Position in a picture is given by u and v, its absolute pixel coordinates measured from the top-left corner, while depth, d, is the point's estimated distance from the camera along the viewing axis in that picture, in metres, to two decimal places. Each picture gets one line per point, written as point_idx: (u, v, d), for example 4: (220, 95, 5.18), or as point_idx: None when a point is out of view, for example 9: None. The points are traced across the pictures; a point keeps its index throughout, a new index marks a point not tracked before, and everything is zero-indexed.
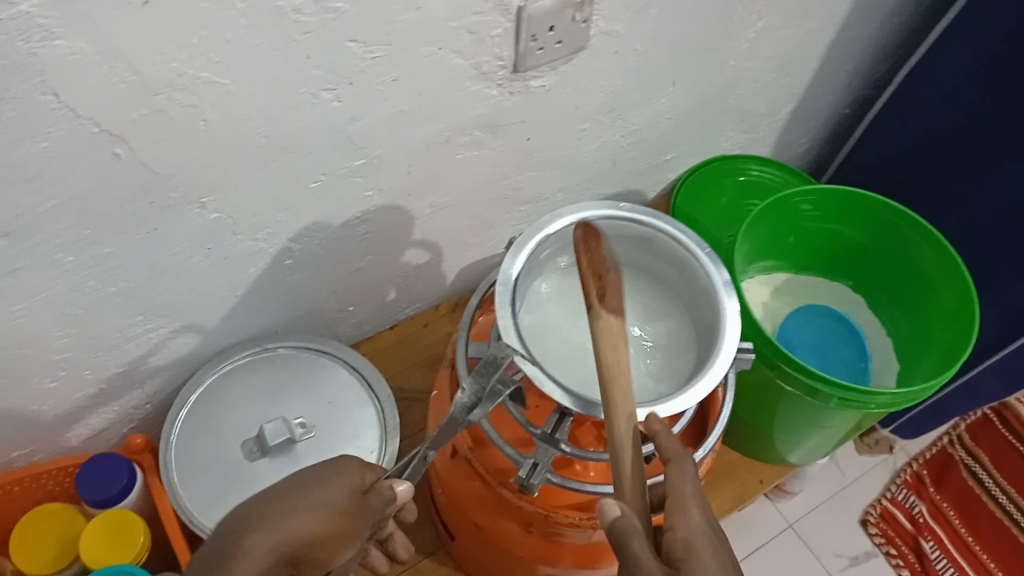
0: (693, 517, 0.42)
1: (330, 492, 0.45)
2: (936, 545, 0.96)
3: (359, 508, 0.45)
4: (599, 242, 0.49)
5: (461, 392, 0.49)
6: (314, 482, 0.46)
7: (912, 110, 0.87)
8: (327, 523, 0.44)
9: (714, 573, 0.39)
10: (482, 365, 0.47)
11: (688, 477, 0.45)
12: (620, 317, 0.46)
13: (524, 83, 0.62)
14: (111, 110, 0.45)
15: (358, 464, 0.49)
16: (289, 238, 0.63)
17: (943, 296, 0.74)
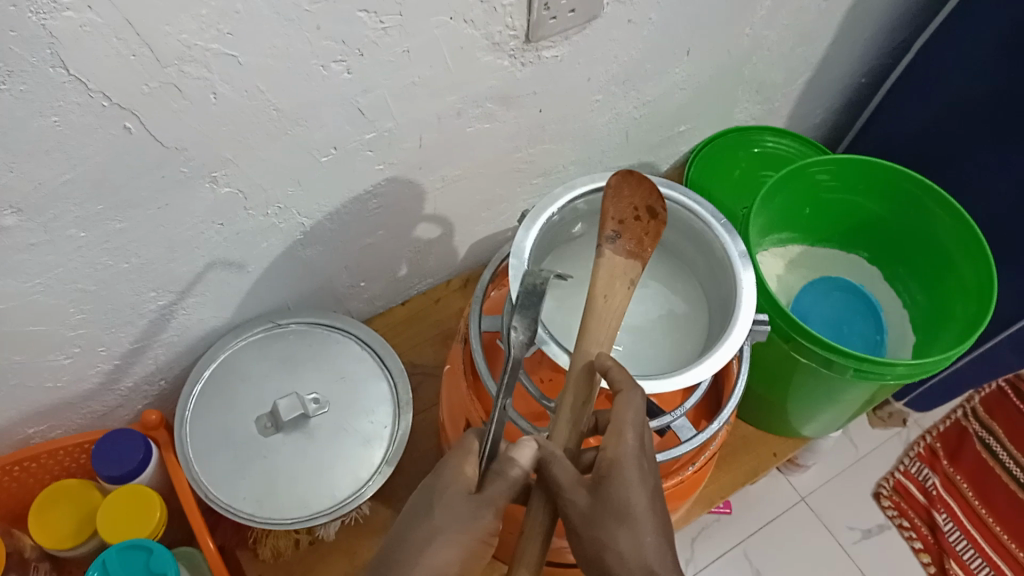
0: (627, 441, 0.44)
1: (446, 517, 0.41)
2: (949, 518, 0.96)
3: (481, 508, 0.42)
4: (629, 187, 0.52)
5: (513, 332, 0.45)
6: (425, 513, 0.42)
7: (930, 78, 0.86)
8: (465, 538, 0.41)
9: (629, 496, 0.42)
10: (520, 300, 0.46)
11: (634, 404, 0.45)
12: (624, 257, 0.50)
13: (536, 54, 0.61)
14: (121, 84, 0.45)
15: (454, 459, 0.44)
16: (301, 213, 0.63)
17: (961, 267, 0.73)
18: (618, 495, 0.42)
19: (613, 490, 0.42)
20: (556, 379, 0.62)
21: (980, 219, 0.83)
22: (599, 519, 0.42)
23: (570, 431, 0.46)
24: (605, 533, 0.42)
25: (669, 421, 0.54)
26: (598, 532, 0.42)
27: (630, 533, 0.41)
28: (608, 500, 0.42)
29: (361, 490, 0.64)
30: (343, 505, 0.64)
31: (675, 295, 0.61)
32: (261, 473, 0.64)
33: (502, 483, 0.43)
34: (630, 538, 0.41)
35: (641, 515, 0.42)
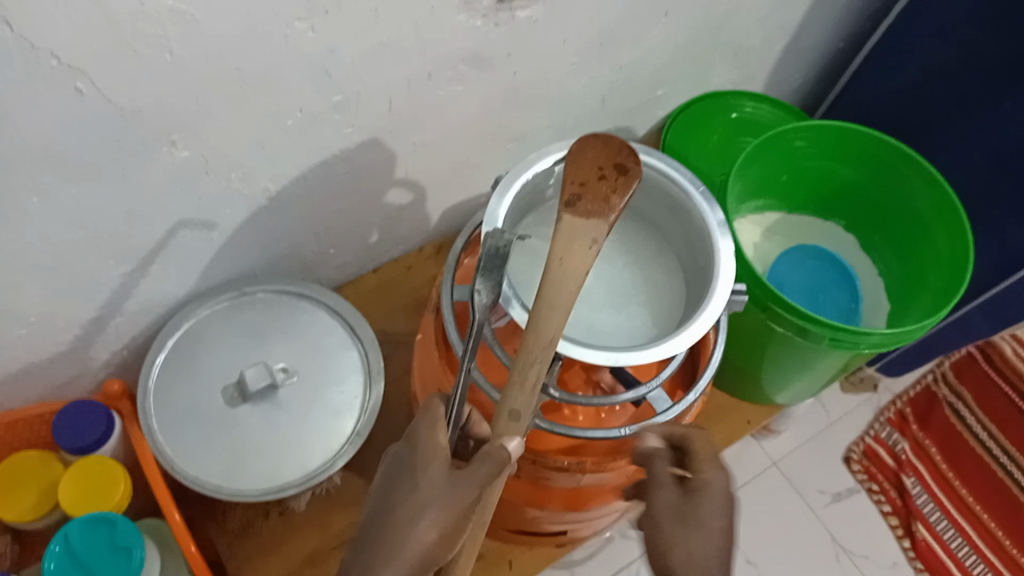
0: (714, 471, 0.47)
1: (429, 490, 0.42)
2: (917, 482, 0.98)
3: (461, 484, 0.42)
4: (596, 144, 0.46)
5: (476, 294, 0.44)
6: (407, 488, 0.43)
7: (910, 43, 0.84)
8: (449, 513, 0.41)
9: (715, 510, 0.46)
10: (483, 262, 0.44)
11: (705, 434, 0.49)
12: (586, 219, 0.44)
13: (510, 14, 0.59)
14: (70, 42, 0.42)
15: (429, 430, 0.44)
16: (266, 178, 0.61)
17: (938, 236, 0.72)
18: (699, 502, 0.46)
19: (694, 497, 0.46)
20: None
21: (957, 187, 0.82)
22: (676, 517, 0.46)
23: (524, 397, 0.44)
24: (679, 529, 0.45)
25: (645, 393, 0.53)
26: (675, 527, 0.45)
27: (699, 534, 0.45)
28: (689, 504, 0.46)
29: (332, 461, 0.64)
30: (313, 477, 0.63)
31: (655, 266, 0.60)
32: (228, 444, 0.63)
33: (487, 464, 0.42)
34: (698, 538, 0.44)
35: (716, 526, 0.45)
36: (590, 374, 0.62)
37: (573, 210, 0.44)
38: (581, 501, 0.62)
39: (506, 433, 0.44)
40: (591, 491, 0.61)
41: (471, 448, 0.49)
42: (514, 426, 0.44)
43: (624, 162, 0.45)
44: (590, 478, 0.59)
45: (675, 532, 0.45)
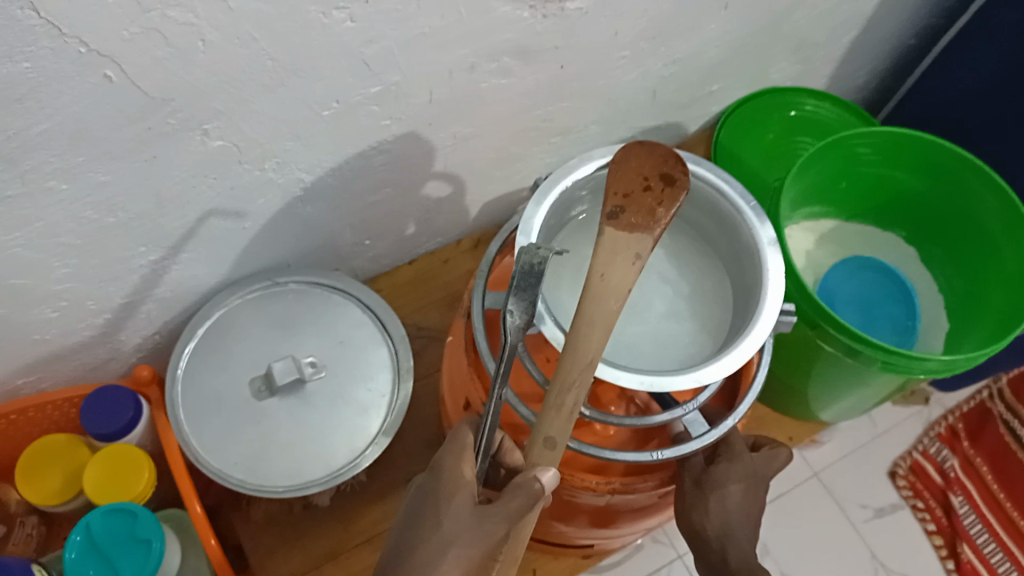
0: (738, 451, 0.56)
1: (453, 526, 0.41)
2: (966, 501, 0.92)
3: (489, 521, 0.41)
4: (639, 151, 0.43)
5: (509, 315, 0.42)
6: (430, 523, 0.42)
7: (988, 42, 0.79)
8: (475, 551, 0.41)
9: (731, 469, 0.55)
10: (517, 279, 0.42)
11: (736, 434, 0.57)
12: (629, 232, 0.41)
13: (559, 6, 0.56)
14: (98, 28, 0.41)
15: (454, 462, 0.44)
16: (300, 168, 0.59)
17: (1007, 254, 0.68)
18: (723, 476, 0.54)
19: (717, 472, 0.54)
20: None
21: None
22: (704, 484, 0.54)
23: (559, 425, 0.42)
24: (706, 494, 0.53)
25: (680, 415, 0.51)
26: (700, 492, 0.54)
27: (719, 495, 0.53)
28: (719, 482, 0.54)
29: (357, 460, 0.63)
30: (338, 475, 0.62)
31: (699, 280, 0.57)
32: (254, 437, 0.63)
33: (520, 496, 0.41)
34: (721, 496, 0.53)
35: (738, 491, 0.54)
36: (624, 390, 0.60)
37: (615, 223, 0.41)
38: (609, 519, 0.60)
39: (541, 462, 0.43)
40: (619, 510, 0.59)
41: (502, 476, 0.50)
42: (549, 455, 0.43)
43: (670, 173, 0.42)
44: (617, 499, 0.57)
45: (703, 499, 0.53)
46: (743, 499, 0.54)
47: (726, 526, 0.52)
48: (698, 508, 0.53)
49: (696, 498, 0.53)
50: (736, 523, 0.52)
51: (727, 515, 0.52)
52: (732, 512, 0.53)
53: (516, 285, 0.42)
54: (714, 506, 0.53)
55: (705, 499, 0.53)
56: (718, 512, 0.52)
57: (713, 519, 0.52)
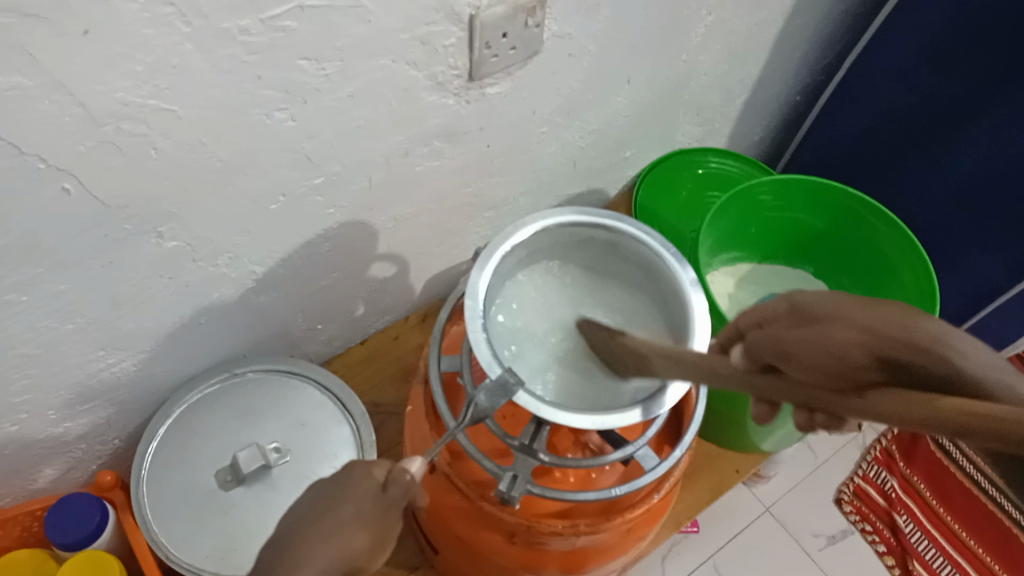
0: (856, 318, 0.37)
1: (353, 506, 0.42)
2: (909, 518, 1.06)
3: (387, 503, 0.43)
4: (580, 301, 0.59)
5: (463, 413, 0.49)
6: (334, 501, 0.42)
7: (866, 93, 0.90)
8: (364, 530, 0.41)
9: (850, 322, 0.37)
10: (489, 389, 0.48)
11: (847, 321, 0.37)
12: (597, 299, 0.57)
13: (479, 91, 0.62)
14: (55, 144, 0.43)
15: (364, 464, 0.45)
16: (252, 261, 0.62)
17: (905, 277, 0.76)
18: (810, 303, 0.41)
19: (791, 325, 0.41)
20: (518, 415, 0.62)
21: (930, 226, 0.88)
22: (848, 376, 0.36)
23: (744, 357, 0.43)
24: (851, 373, 0.35)
25: (632, 451, 0.55)
26: (928, 403, 0.31)
27: (844, 326, 0.37)
28: (802, 322, 0.40)
29: None
30: None
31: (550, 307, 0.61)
32: (221, 529, 0.63)
33: (397, 488, 0.43)
34: (830, 332, 0.37)
35: (858, 316, 0.37)
36: (578, 435, 0.60)
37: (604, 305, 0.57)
38: (579, 562, 0.61)
39: (883, 414, 0.33)
40: (588, 552, 0.60)
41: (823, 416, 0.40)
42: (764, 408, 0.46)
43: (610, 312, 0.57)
44: (586, 540, 0.58)
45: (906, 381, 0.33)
46: (949, 335, 0.33)
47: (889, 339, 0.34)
48: (912, 404, 0.31)
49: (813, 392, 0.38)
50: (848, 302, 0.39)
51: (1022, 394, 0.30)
52: (906, 337, 0.34)
53: (489, 386, 0.49)
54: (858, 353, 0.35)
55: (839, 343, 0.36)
56: (837, 342, 0.36)
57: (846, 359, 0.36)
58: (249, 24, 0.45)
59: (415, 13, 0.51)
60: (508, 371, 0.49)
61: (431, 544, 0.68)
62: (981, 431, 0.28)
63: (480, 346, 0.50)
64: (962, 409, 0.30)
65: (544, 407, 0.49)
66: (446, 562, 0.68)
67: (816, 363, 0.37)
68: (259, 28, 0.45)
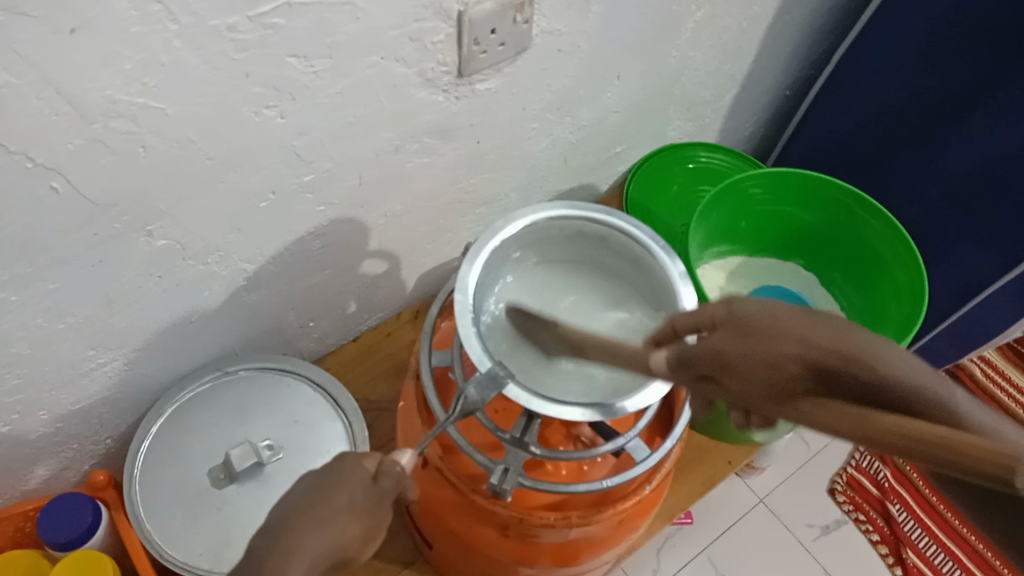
0: (787, 321, 0.37)
1: (346, 495, 0.42)
2: (902, 508, 1.07)
3: (379, 495, 0.43)
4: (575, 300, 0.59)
5: (454, 408, 0.49)
6: (326, 489, 0.42)
7: (855, 87, 0.90)
8: (356, 521, 0.42)
9: (777, 331, 0.37)
10: (481, 383, 0.48)
11: (773, 330, 0.37)
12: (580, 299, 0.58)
13: (470, 87, 0.62)
14: (43, 143, 0.43)
15: (356, 455, 0.45)
16: (243, 259, 0.62)
17: (894, 269, 0.76)
18: (750, 309, 0.39)
19: (722, 331, 0.39)
20: (510, 408, 0.62)
21: (920, 219, 0.88)
22: (779, 385, 0.36)
23: (675, 363, 0.42)
24: (786, 383, 0.36)
25: (623, 443, 0.55)
26: (862, 424, 0.33)
27: (769, 332, 0.37)
28: (739, 330, 0.38)
29: None
30: None
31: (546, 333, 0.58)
32: (215, 526, 0.63)
33: (390, 480, 0.43)
34: (764, 344, 0.36)
35: (791, 323, 0.37)
36: (570, 428, 0.60)
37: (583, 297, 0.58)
38: (571, 555, 0.61)
39: (820, 427, 0.34)
40: (580, 545, 0.60)
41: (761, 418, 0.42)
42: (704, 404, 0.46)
43: None
44: (578, 532, 0.58)
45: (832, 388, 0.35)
46: (877, 350, 0.35)
47: (822, 349, 0.35)
48: (849, 420, 0.33)
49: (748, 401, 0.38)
50: (778, 306, 0.38)
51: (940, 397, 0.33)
52: (840, 350, 0.35)
53: (480, 380, 0.49)
54: (792, 364, 0.35)
55: (767, 353, 0.36)
56: (772, 351, 0.36)
57: (775, 370, 0.36)
58: (238, 22, 0.45)
59: (404, 10, 0.52)
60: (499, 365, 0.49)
61: (425, 539, 0.68)
62: (918, 450, 0.31)
63: (470, 340, 0.50)
64: (898, 427, 0.32)
65: (534, 401, 0.49)
66: (440, 556, 0.68)
67: (750, 375, 0.37)
68: (248, 25, 0.45)
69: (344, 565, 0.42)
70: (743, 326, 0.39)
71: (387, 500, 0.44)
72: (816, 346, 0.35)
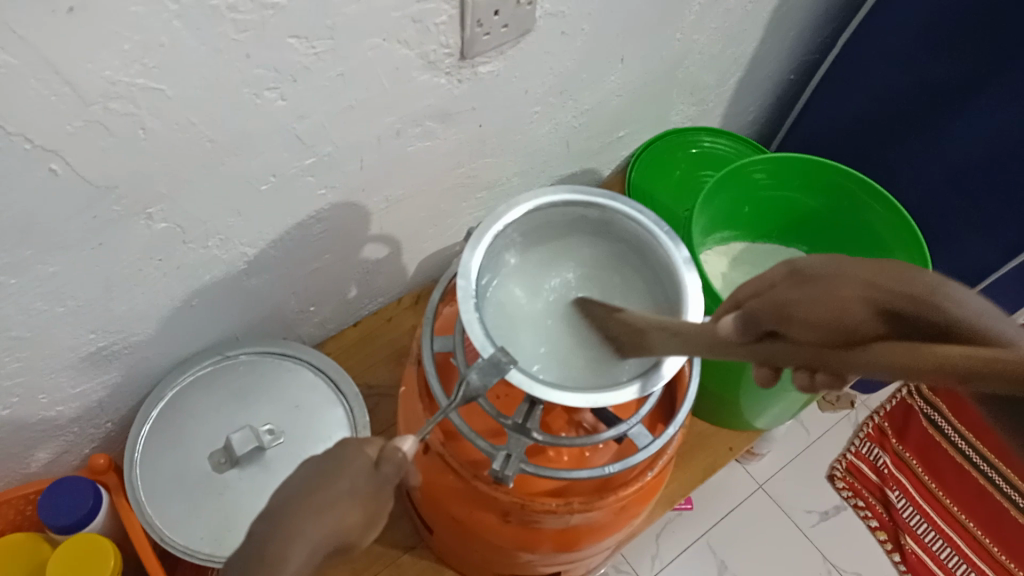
0: (852, 272, 0.37)
1: (347, 482, 0.42)
2: (902, 494, 1.07)
3: (381, 482, 0.43)
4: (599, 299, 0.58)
5: (457, 395, 0.49)
6: (327, 476, 0.42)
7: (860, 73, 0.90)
8: (358, 508, 0.42)
9: (843, 279, 0.37)
10: (484, 368, 0.48)
11: (838, 279, 0.37)
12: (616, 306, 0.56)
13: (472, 70, 0.62)
14: (42, 124, 0.43)
15: (357, 441, 0.45)
16: (243, 243, 0.62)
17: (898, 256, 0.76)
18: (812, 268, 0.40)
19: (785, 288, 0.40)
20: (512, 394, 0.62)
21: (923, 206, 0.88)
22: (840, 330, 0.36)
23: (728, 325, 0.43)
24: (848, 327, 0.35)
25: (626, 429, 0.55)
26: (931, 353, 0.31)
27: (834, 281, 0.37)
28: (806, 284, 0.39)
29: None
30: None
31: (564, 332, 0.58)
32: (216, 510, 0.63)
33: (391, 466, 0.43)
34: (831, 291, 0.37)
35: (857, 274, 0.37)
36: (572, 414, 0.60)
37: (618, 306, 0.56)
38: (573, 541, 0.61)
39: (882, 363, 0.33)
40: (582, 531, 0.60)
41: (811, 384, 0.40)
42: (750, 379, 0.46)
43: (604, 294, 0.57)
44: (580, 519, 0.58)
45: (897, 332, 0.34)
46: (947, 286, 0.34)
47: (886, 291, 0.35)
48: (912, 356, 0.32)
49: (809, 350, 0.38)
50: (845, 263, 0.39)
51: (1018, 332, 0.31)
52: (910, 290, 0.34)
53: (483, 365, 0.49)
54: (857, 305, 0.35)
55: (832, 292, 0.37)
56: (837, 294, 0.36)
57: (840, 310, 0.36)
58: (238, 2, 0.44)
59: None
60: (503, 351, 0.49)
61: (426, 524, 0.68)
62: (981, 372, 0.29)
63: (472, 326, 0.50)
64: (968, 353, 0.30)
65: (537, 388, 0.49)
66: (441, 541, 0.68)
67: (816, 323, 0.37)
68: (248, 5, 0.45)
69: (345, 552, 0.42)
70: (805, 281, 0.39)
71: (389, 487, 0.43)
72: (879, 286, 0.35)
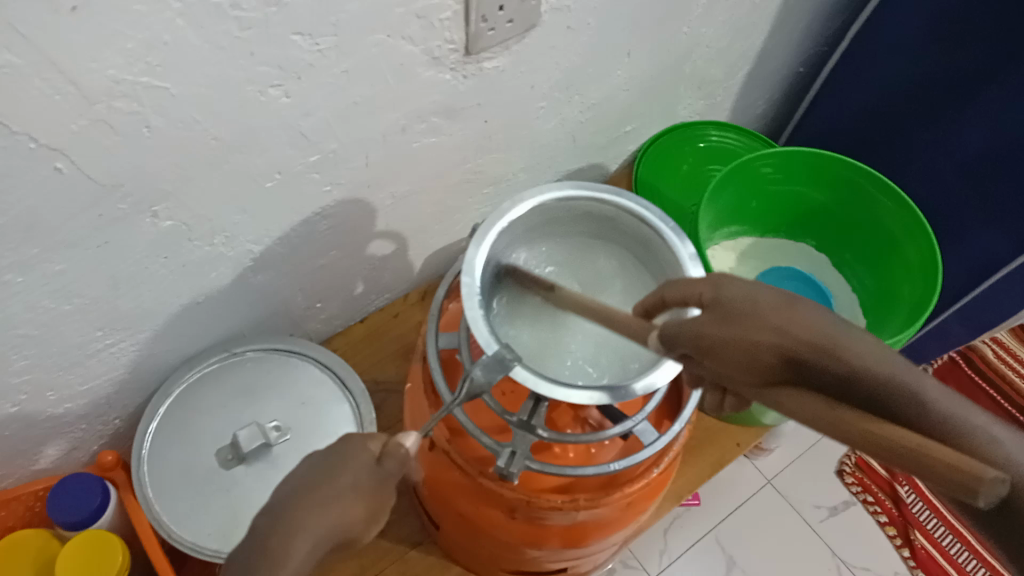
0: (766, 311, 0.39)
1: (349, 477, 0.42)
2: (911, 490, 1.06)
3: (382, 478, 0.43)
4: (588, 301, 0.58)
5: (460, 392, 0.49)
6: (329, 472, 0.42)
7: (869, 65, 0.89)
8: (360, 504, 0.41)
9: (758, 319, 0.39)
10: (487, 364, 0.48)
11: (754, 319, 0.39)
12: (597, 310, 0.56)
13: (477, 66, 0.62)
14: (47, 123, 0.43)
15: (360, 436, 0.45)
16: (249, 240, 0.62)
17: (908, 250, 0.75)
18: (734, 296, 0.42)
19: (709, 316, 0.42)
20: (517, 391, 0.62)
21: (934, 200, 0.87)
22: (757, 372, 0.38)
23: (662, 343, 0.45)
24: (763, 370, 0.37)
25: (631, 426, 0.55)
26: (831, 417, 0.34)
27: (752, 321, 0.39)
28: (723, 320, 0.41)
29: None
30: None
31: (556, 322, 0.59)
32: (224, 506, 0.64)
33: (394, 462, 0.43)
34: (744, 334, 0.39)
35: (770, 316, 0.38)
36: (578, 410, 0.60)
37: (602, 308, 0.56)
38: (579, 537, 0.61)
39: (791, 414, 0.36)
40: (588, 527, 0.60)
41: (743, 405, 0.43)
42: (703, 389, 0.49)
43: None
44: (586, 516, 0.58)
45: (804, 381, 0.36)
46: (847, 339, 0.35)
47: (794, 338, 0.36)
48: (816, 416, 0.34)
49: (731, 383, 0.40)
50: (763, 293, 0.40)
51: (909, 385, 0.33)
52: (813, 340, 0.36)
53: (486, 362, 0.48)
54: (768, 352, 0.37)
55: (746, 337, 0.38)
56: (751, 337, 0.38)
57: (754, 355, 0.38)
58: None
59: None
60: (506, 348, 0.49)
61: (433, 520, 0.68)
62: (874, 444, 0.32)
63: (476, 324, 0.50)
64: (865, 427, 0.32)
65: (541, 385, 0.49)
66: (448, 538, 0.68)
67: (732, 363, 0.39)
68: (251, 2, 0.45)
69: (346, 547, 0.42)
70: (730, 312, 0.41)
71: (391, 483, 0.43)
72: (788, 334, 0.37)
